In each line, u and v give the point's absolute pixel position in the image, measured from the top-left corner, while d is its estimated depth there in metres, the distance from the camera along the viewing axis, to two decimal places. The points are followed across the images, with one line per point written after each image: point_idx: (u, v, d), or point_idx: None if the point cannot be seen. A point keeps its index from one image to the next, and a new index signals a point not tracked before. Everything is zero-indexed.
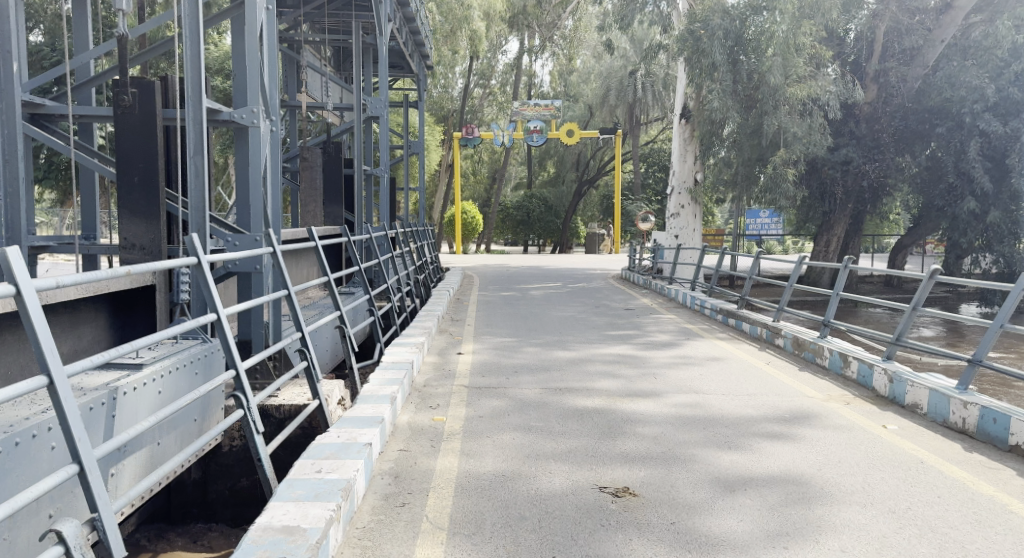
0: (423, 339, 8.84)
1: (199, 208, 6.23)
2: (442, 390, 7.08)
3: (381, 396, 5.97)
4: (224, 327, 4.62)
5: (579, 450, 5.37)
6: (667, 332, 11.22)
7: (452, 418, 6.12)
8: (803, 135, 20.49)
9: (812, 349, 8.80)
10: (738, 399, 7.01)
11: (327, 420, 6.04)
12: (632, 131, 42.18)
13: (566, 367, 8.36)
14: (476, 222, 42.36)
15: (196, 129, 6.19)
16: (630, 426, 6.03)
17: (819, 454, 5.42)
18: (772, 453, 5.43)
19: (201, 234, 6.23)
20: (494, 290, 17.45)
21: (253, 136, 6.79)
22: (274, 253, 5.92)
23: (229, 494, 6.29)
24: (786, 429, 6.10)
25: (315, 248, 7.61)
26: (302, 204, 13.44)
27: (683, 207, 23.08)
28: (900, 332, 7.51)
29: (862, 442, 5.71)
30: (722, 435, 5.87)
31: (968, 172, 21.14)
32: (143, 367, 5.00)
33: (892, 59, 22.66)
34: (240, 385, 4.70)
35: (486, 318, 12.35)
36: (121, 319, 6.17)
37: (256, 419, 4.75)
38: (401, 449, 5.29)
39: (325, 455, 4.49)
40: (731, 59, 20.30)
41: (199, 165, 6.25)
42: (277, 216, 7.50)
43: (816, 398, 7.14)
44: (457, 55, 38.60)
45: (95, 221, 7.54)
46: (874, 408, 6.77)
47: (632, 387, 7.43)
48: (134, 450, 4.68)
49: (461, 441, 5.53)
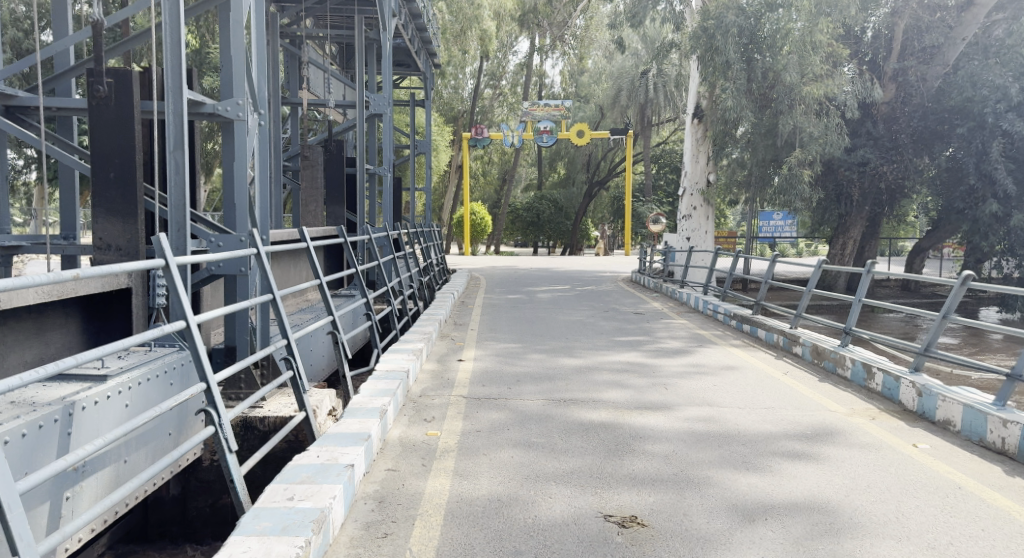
0: (421, 344, 8.41)
1: (179, 205, 5.79)
2: (439, 401, 6.65)
3: (370, 408, 5.55)
4: (194, 334, 4.19)
5: (585, 471, 4.94)
6: (679, 338, 10.75)
7: (447, 433, 5.70)
8: (819, 135, 20.09)
9: (832, 359, 8.33)
10: (755, 413, 6.56)
11: (316, 434, 5.67)
12: (644, 133, 41.67)
13: (572, 376, 7.92)
14: (486, 223, 41.93)
15: (176, 122, 5.75)
16: (639, 443, 5.59)
17: (846, 478, 4.95)
18: (795, 476, 4.98)
19: (181, 234, 5.81)
20: (501, 292, 17.04)
21: (239, 130, 6.37)
22: (260, 255, 5.52)
23: (210, 512, 5.88)
24: (808, 447, 5.65)
25: (308, 249, 7.16)
26: (303, 203, 13.00)
27: (694, 209, 22.58)
28: (928, 342, 7.02)
29: (893, 464, 5.25)
30: (739, 453, 5.42)
31: (989, 174, 20.57)
32: (108, 378, 4.59)
33: (910, 59, 22.20)
34: (211, 399, 4.28)
35: (491, 323, 11.92)
36: (95, 325, 5.76)
37: (229, 436, 4.34)
38: (389, 468, 4.87)
39: (300, 478, 4.06)
40: (746, 57, 19.66)
41: (179, 160, 5.78)
42: (267, 214, 7.07)
43: (838, 412, 6.67)
44: (468, 55, 38.23)
45: (75, 220, 7.15)
46: (901, 424, 6.32)
47: (641, 399, 6.98)
48: (94, 469, 4.27)
49: (455, 459, 5.10)
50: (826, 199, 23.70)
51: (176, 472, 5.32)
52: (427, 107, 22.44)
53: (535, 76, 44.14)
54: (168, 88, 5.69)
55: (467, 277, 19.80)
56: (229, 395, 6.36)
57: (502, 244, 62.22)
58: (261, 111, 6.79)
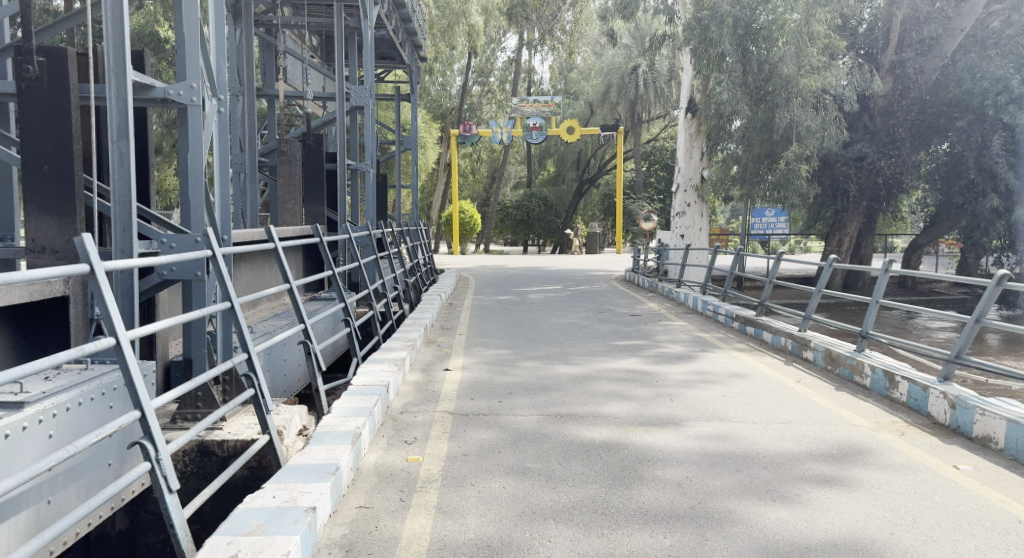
0: (404, 353, 7.74)
1: (124, 200, 5.04)
2: (422, 419, 5.97)
3: (342, 432, 4.88)
4: (125, 354, 3.54)
5: (586, 505, 4.27)
6: (681, 342, 10.08)
7: (431, 458, 5.03)
8: (817, 128, 19.56)
9: (849, 366, 7.73)
10: (772, 429, 5.92)
11: (281, 459, 5.04)
12: (634, 129, 40.92)
13: (569, 387, 7.25)
14: (474, 222, 41.12)
15: (120, 107, 5.00)
16: (648, 468, 4.93)
17: (886, 509, 4.34)
18: (828, 508, 4.35)
19: (127, 232, 5.05)
20: (490, 293, 16.32)
21: (194, 117, 5.62)
22: (215, 259, 4.88)
23: (161, 549, 5.19)
24: (839, 470, 5.02)
25: (275, 249, 6.41)
26: (281, 201, 12.11)
27: (688, 205, 21.76)
28: (959, 348, 6.40)
29: (936, 491, 4.65)
30: (761, 479, 4.79)
31: (989, 167, 20.08)
32: (26, 404, 3.88)
33: (908, 50, 21.56)
34: (147, 430, 3.62)
35: (479, 326, 11.23)
36: (28, 338, 5.05)
37: (168, 474, 3.69)
38: (360, 505, 4.21)
39: (248, 528, 3.39)
40: (741, 49, 19.03)
41: (124, 150, 5.03)
42: (229, 210, 6.35)
43: (863, 427, 6.06)
44: (455, 51, 37.36)
45: (13, 218, 6.53)
46: (935, 440, 5.73)
47: (645, 414, 6.31)
48: (4, 516, 3.58)
49: (439, 491, 4.44)
50: (822, 195, 23.14)
51: (118, 507, 4.66)
52: (413, 101, 21.62)
53: (524, 71, 43.36)
54: (109, 69, 4.94)
55: (455, 278, 19.13)
56: (185, 414, 5.60)
57: (491, 243, 61.49)
58: (219, 96, 6.10)
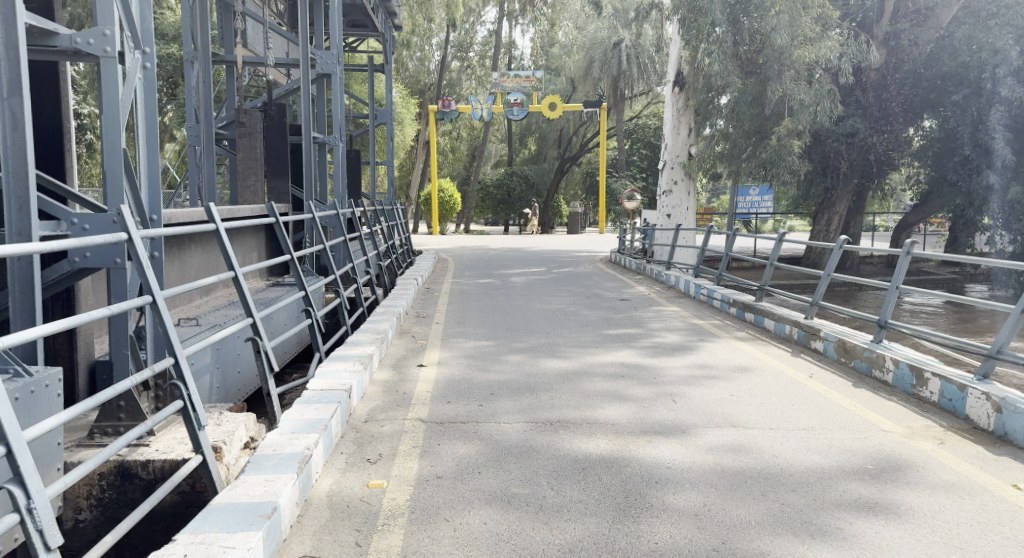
0: (373, 348, 6.86)
1: (16, 172, 4.12)
2: (389, 429, 5.11)
3: (288, 454, 4.02)
4: None
5: (585, 549, 3.44)
6: (676, 330, 9.29)
7: (396, 483, 4.19)
8: (810, 103, 18.65)
9: (867, 359, 6.96)
10: (794, 437, 5.13)
11: (217, 485, 4.16)
12: (616, 106, 39.76)
13: (557, 386, 6.41)
14: (455, 202, 39.77)
15: (9, 55, 4.07)
16: (657, 493, 4.12)
17: (952, 549, 3.54)
18: (879, 545, 3.58)
19: (23, 210, 4.14)
20: (471, 277, 15.37)
21: (108, 72, 4.71)
22: (132, 243, 3.95)
23: None
24: (880, 491, 4.24)
25: (216, 230, 5.48)
26: (240, 176, 11.19)
27: (675, 183, 20.71)
28: (1000, 342, 5.63)
29: (1005, 522, 3.85)
30: (794, 507, 3.99)
31: (986, 143, 19.36)
32: None
33: (902, 22, 20.68)
34: (16, 469, 2.73)
35: (459, 314, 10.36)
36: None
37: (46, 525, 2.82)
38: (304, 555, 3.36)
39: None
40: (732, 18, 18.19)
41: (16, 108, 4.11)
42: (158, 186, 5.44)
43: (896, 433, 5.29)
44: (432, 23, 35.96)
45: None
46: (980, 450, 4.96)
47: (646, 419, 5.51)
48: None
49: (403, 529, 3.62)
50: (813, 171, 22.38)
51: (9, 548, 3.83)
52: (386, 73, 20.52)
53: (504, 46, 42.39)
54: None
55: (434, 259, 18.20)
56: (105, 428, 4.71)
57: (472, 222, 60.63)
58: (144, 49, 5.16)
